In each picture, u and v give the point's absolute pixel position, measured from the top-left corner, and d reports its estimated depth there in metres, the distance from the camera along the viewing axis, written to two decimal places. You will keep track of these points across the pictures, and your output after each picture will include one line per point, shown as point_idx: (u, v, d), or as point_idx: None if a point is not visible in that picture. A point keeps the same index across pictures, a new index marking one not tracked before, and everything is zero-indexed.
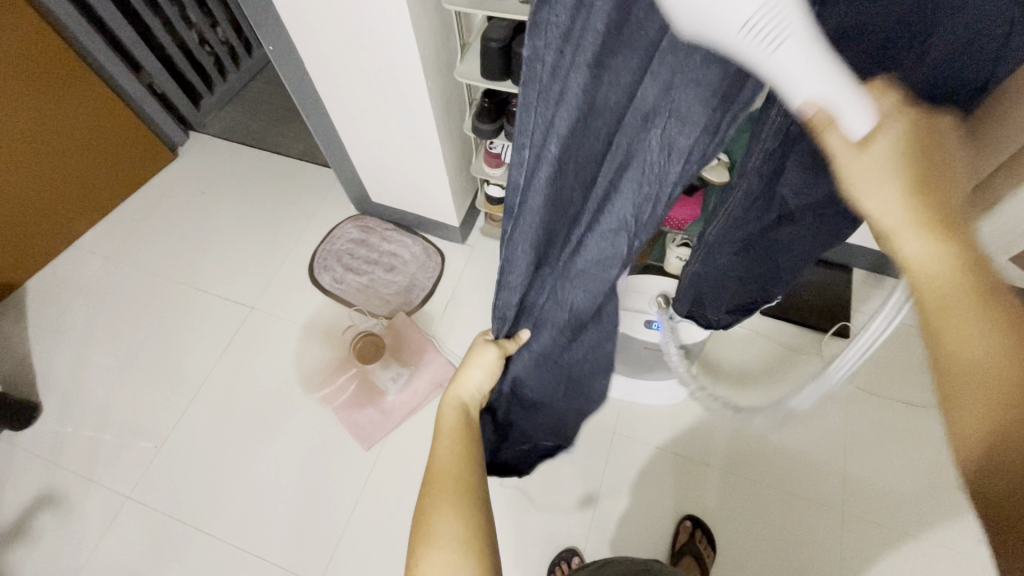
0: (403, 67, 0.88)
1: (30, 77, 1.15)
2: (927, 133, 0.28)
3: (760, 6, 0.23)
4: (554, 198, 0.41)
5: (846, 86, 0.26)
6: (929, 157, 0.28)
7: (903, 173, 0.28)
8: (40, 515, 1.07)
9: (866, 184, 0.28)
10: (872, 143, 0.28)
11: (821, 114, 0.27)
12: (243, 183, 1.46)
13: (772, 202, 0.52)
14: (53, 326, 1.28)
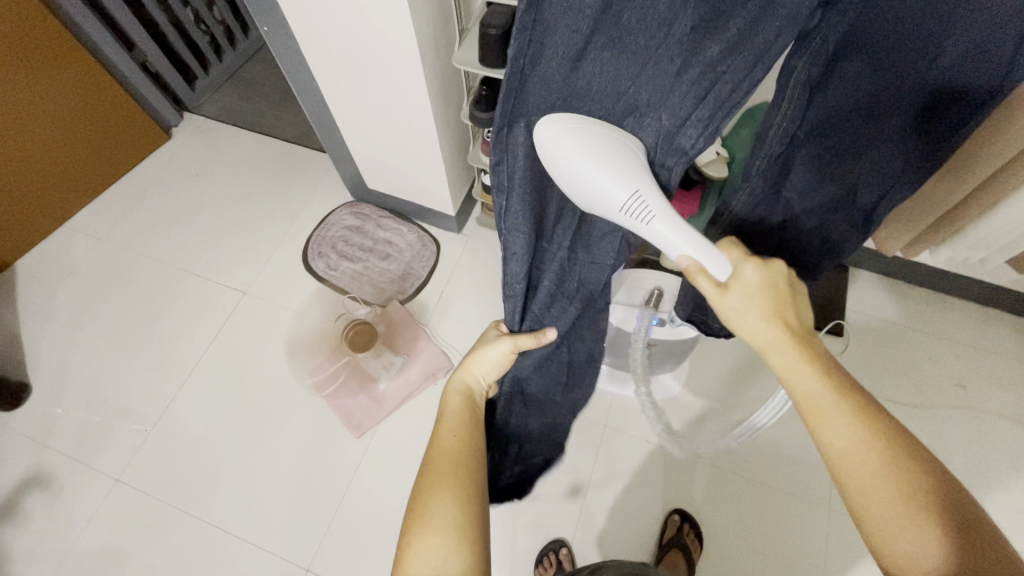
0: (400, 53, 0.86)
1: (23, 54, 1.13)
2: (767, 277, 0.46)
3: (626, 200, 0.43)
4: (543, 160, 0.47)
5: (703, 246, 0.45)
6: (775, 291, 0.45)
7: (762, 302, 0.45)
8: (27, 496, 1.06)
9: (736, 313, 0.46)
10: (729, 287, 0.46)
11: (693, 267, 0.46)
12: (237, 166, 1.44)
13: (778, 203, 0.59)
14: (41, 307, 1.26)
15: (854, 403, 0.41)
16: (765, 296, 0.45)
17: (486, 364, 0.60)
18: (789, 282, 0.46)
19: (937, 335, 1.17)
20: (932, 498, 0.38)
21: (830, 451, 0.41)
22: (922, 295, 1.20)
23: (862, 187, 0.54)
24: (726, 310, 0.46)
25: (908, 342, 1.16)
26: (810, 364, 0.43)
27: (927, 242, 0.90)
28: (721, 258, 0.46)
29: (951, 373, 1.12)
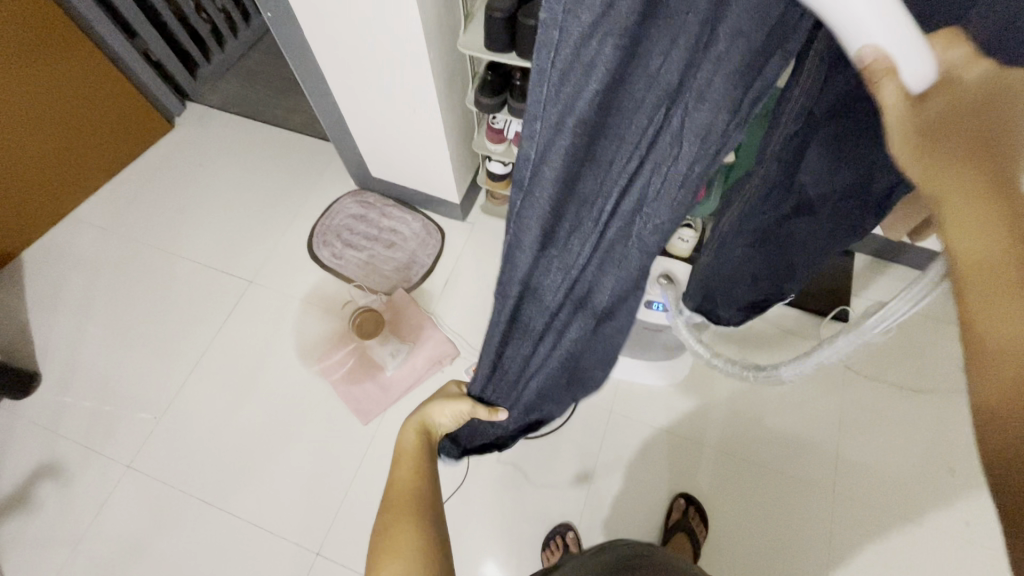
0: (405, 37, 0.86)
1: (22, 41, 1.12)
2: (1001, 102, 0.20)
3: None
4: (568, 164, 0.33)
5: (910, 39, 0.19)
6: (1013, 131, 0.20)
7: (966, 134, 0.20)
8: (39, 482, 1.08)
9: (925, 154, 0.21)
10: (931, 105, 0.20)
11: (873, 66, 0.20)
12: (242, 155, 1.44)
13: (790, 189, 0.50)
14: (50, 297, 1.27)
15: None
16: (988, 140, 0.20)
17: (444, 415, 0.65)
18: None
19: (941, 320, 1.17)
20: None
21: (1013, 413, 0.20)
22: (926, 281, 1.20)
23: (881, 172, 0.44)
24: (900, 149, 0.22)
25: (911, 328, 1.16)
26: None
27: None
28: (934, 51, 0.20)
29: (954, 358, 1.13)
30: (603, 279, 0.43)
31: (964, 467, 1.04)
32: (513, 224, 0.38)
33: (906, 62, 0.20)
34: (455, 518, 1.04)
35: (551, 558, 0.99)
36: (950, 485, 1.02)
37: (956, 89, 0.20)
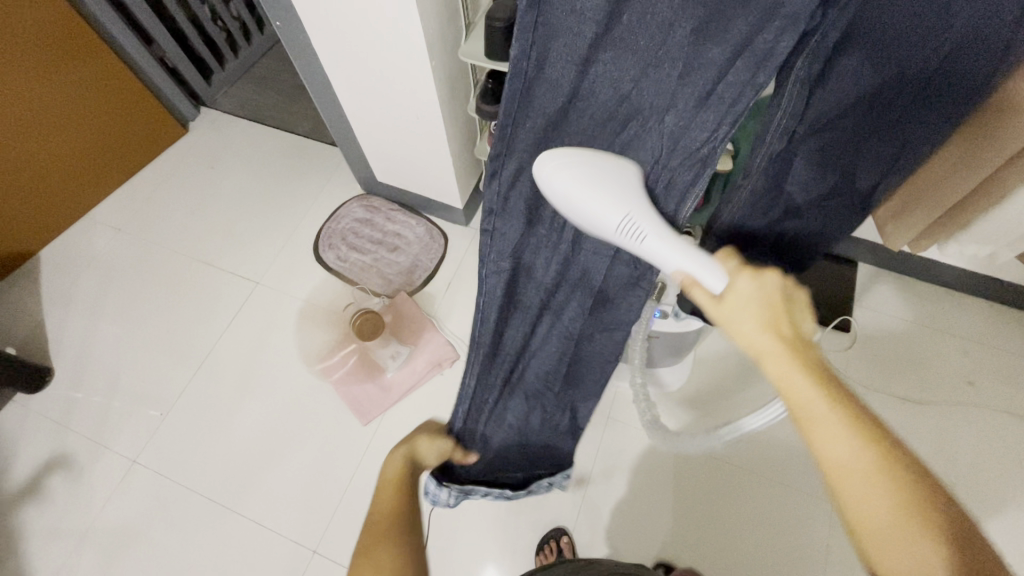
0: (407, 46, 0.88)
1: (43, 48, 1.17)
2: (763, 291, 0.41)
3: (620, 223, 0.43)
4: (542, 155, 0.47)
5: (695, 258, 0.44)
6: (770, 303, 0.41)
7: (757, 311, 0.41)
8: (47, 476, 1.11)
9: (733, 323, 0.42)
10: (724, 298, 0.42)
11: (685, 278, 0.44)
12: (252, 160, 1.47)
13: (779, 199, 0.59)
14: (64, 295, 1.31)
15: (848, 409, 0.37)
16: (760, 309, 0.41)
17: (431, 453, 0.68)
18: (784, 294, 0.42)
19: (945, 332, 1.16)
20: (926, 502, 0.35)
21: (827, 464, 0.37)
22: (929, 291, 1.19)
23: (862, 177, 0.56)
24: (720, 320, 0.43)
25: (916, 339, 1.15)
26: (806, 373, 0.38)
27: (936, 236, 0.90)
28: (715, 273, 0.43)
29: (961, 370, 1.11)
30: (589, 256, 0.53)
31: (967, 482, 1.02)
32: (500, 215, 0.49)
33: (701, 277, 0.44)
34: (452, 519, 1.05)
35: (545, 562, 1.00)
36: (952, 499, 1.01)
37: (738, 294, 0.42)
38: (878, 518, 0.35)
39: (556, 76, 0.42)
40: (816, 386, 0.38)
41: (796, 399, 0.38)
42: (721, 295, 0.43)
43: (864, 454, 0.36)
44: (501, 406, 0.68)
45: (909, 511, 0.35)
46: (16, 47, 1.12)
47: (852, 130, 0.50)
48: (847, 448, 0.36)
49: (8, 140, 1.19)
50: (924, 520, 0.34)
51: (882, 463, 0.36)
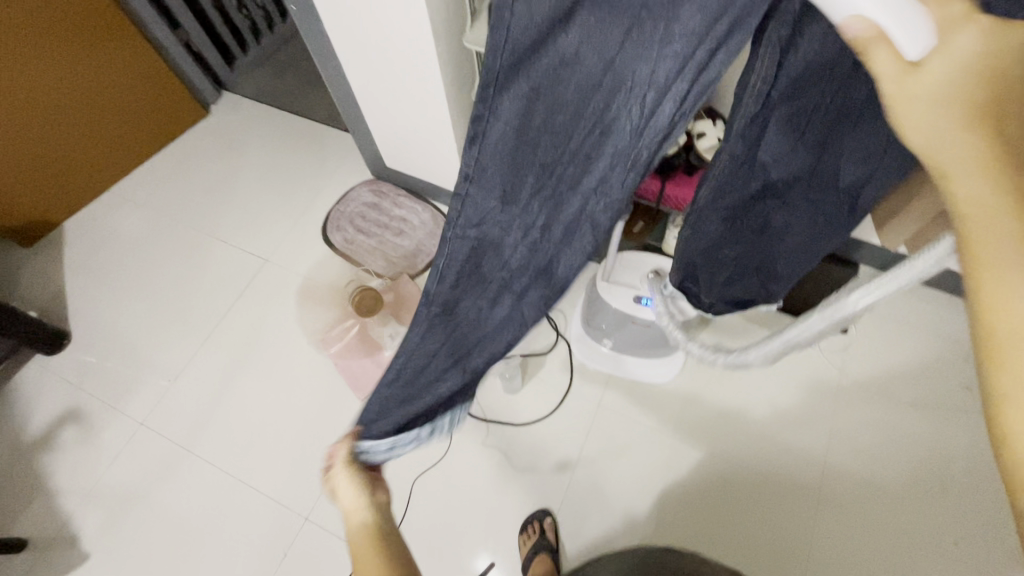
0: (415, 32, 0.91)
1: (74, 28, 1.23)
2: (984, 55, 0.24)
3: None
4: (521, 133, 0.39)
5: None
6: (982, 73, 0.24)
7: (957, 98, 0.24)
8: (59, 433, 1.16)
9: (915, 115, 0.25)
10: (925, 63, 0.24)
11: (866, 33, 0.23)
12: (268, 143, 1.52)
13: (755, 172, 0.52)
14: (85, 264, 1.37)
15: None
16: (962, 99, 0.25)
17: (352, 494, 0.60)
18: (999, 68, 0.24)
19: (943, 336, 1.15)
20: None
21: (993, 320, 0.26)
22: (928, 296, 1.19)
23: (843, 166, 0.51)
24: (889, 105, 0.26)
25: (914, 343, 1.15)
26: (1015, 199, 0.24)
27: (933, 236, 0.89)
28: (925, 25, 0.23)
29: (958, 377, 1.11)
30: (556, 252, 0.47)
31: (954, 484, 1.03)
32: (468, 199, 0.43)
33: (895, 23, 0.22)
34: (442, 497, 1.08)
35: (528, 542, 1.02)
36: (936, 501, 1.02)
37: (958, 44, 0.23)
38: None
39: (520, 32, 0.34)
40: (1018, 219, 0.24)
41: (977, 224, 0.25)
42: (922, 60, 0.24)
43: None
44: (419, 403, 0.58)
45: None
46: (44, 24, 1.18)
47: (820, 103, 0.43)
48: None
49: (37, 114, 1.26)
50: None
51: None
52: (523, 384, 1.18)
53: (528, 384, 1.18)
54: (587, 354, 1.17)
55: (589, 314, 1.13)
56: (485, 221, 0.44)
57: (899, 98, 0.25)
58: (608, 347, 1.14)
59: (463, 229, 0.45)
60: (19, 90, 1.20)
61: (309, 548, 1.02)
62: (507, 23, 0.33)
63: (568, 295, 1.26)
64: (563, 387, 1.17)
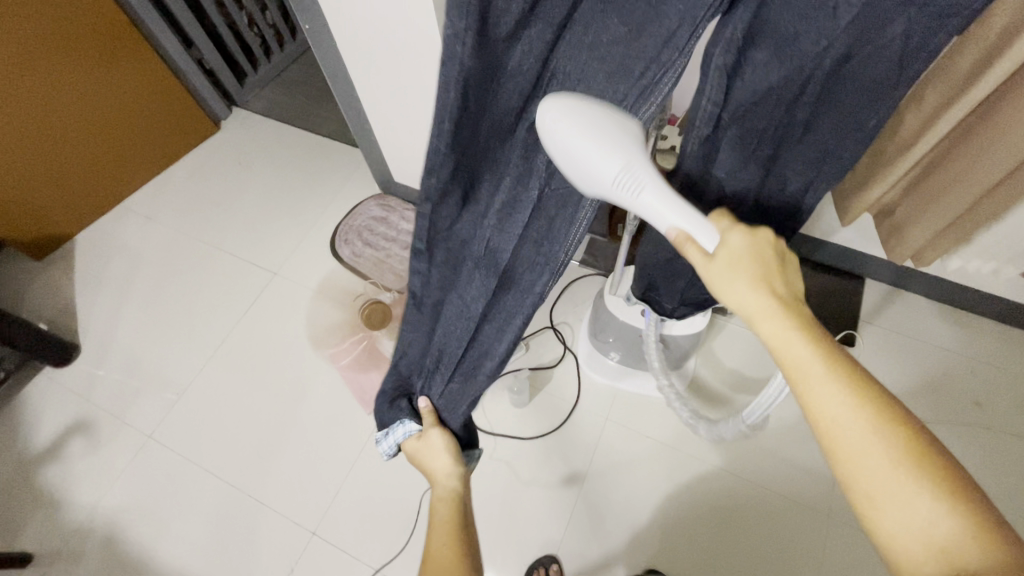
0: (427, 52, 0.93)
1: (89, 46, 1.27)
2: (755, 246, 0.44)
3: (618, 173, 0.43)
4: (481, 144, 0.52)
5: (690, 215, 0.45)
6: (761, 261, 0.43)
7: (745, 272, 0.42)
8: (65, 443, 1.16)
9: (725, 283, 0.43)
10: (715, 256, 0.44)
11: (680, 235, 0.45)
12: (276, 158, 1.54)
13: (709, 185, 0.59)
14: (94, 277, 1.38)
15: (851, 376, 0.37)
16: (750, 267, 0.43)
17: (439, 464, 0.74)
18: (777, 252, 0.44)
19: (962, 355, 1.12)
20: (922, 459, 0.35)
21: (815, 416, 0.38)
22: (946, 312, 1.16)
23: (789, 177, 0.57)
24: (712, 280, 0.44)
25: (922, 357, 1.12)
26: (791, 327, 0.40)
27: (938, 249, 0.90)
28: (709, 231, 0.45)
29: (967, 390, 1.08)
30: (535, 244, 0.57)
31: None
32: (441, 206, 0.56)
33: (694, 232, 0.45)
34: None
35: None
36: None
37: (731, 245, 0.44)
38: (877, 479, 0.35)
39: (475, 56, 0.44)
40: (809, 344, 0.39)
41: (780, 345, 0.40)
42: (713, 256, 0.44)
43: (863, 415, 0.36)
44: (462, 380, 0.69)
45: (906, 464, 0.35)
46: (59, 38, 1.20)
47: (768, 119, 0.50)
48: (846, 408, 0.36)
49: (49, 126, 1.27)
50: (927, 472, 0.34)
51: (876, 412, 0.36)
52: (530, 398, 1.18)
53: (537, 397, 1.18)
54: (589, 365, 1.18)
55: (596, 327, 1.13)
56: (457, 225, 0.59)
57: (710, 276, 0.44)
58: (614, 360, 1.14)
59: (452, 215, 0.58)
60: (34, 103, 1.22)
61: (316, 564, 1.01)
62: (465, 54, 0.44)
63: (574, 309, 1.27)
64: (571, 400, 1.17)
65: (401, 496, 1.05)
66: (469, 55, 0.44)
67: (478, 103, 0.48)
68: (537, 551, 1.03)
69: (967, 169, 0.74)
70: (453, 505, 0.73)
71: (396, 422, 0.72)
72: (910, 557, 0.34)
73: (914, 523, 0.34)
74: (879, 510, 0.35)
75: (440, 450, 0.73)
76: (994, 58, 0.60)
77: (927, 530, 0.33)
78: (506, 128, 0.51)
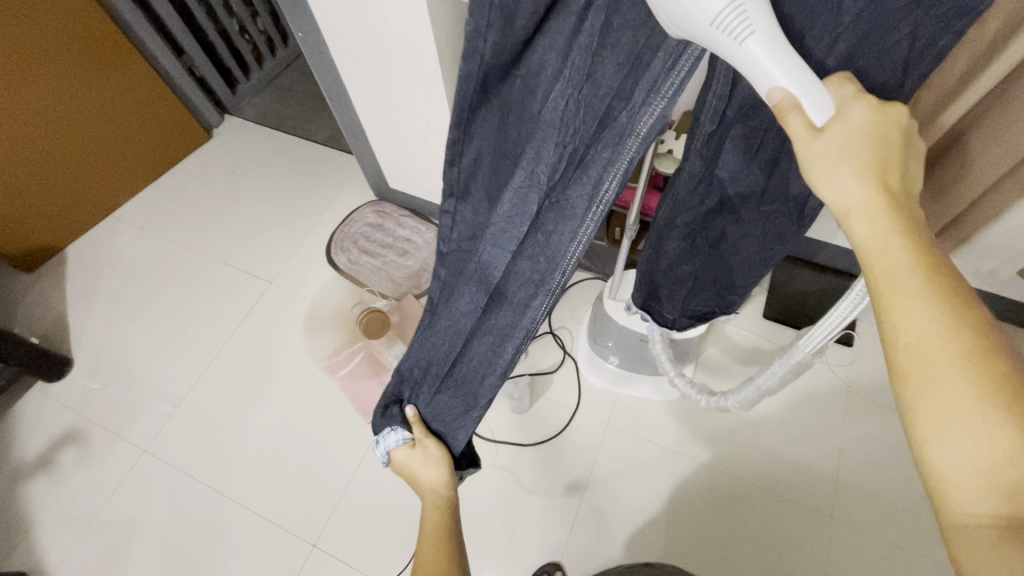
0: (422, 59, 0.93)
1: (78, 54, 1.25)
2: (880, 122, 0.35)
3: (724, 7, 0.33)
4: (493, 154, 0.52)
5: (803, 76, 0.35)
6: (880, 145, 0.35)
7: (856, 158, 0.35)
8: (60, 458, 1.15)
9: (825, 166, 0.35)
10: (826, 129, 0.35)
11: (784, 101, 0.35)
12: (270, 165, 1.53)
13: (713, 185, 0.59)
14: (87, 289, 1.37)
15: (951, 292, 0.32)
16: (866, 152, 0.35)
17: (428, 472, 0.74)
18: (903, 135, 0.36)
19: None
20: (1017, 390, 0.30)
21: (897, 329, 0.33)
22: None
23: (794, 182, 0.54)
24: (810, 163, 0.36)
25: None
26: (906, 230, 0.33)
27: None
28: (824, 99, 0.36)
29: None
30: (531, 261, 0.60)
31: None
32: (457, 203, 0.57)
33: (805, 100, 0.35)
34: None
35: None
36: None
37: (850, 119, 0.35)
38: (946, 402, 0.31)
39: (493, 57, 0.44)
40: (909, 249, 0.33)
41: (878, 249, 0.33)
42: (823, 129, 0.35)
43: (954, 335, 0.31)
44: (452, 395, 0.73)
45: (999, 397, 0.30)
46: (46, 46, 1.18)
47: None
48: (932, 325, 0.31)
49: (38, 137, 1.25)
50: (1021, 408, 0.30)
51: (971, 336, 0.31)
52: (530, 404, 1.17)
53: (537, 403, 1.18)
54: (590, 370, 1.17)
55: (594, 332, 1.13)
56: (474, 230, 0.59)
57: (809, 155, 0.36)
58: (614, 363, 1.14)
59: (468, 220, 0.58)
60: (22, 114, 1.20)
61: None
62: (483, 53, 0.44)
63: (573, 314, 1.26)
64: (572, 405, 1.16)
65: (402, 505, 1.04)
66: (490, 52, 0.43)
67: (497, 96, 0.48)
68: (540, 558, 1.02)
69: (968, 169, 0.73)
70: (442, 513, 0.73)
71: (388, 430, 0.74)
72: (962, 489, 0.31)
73: (988, 458, 0.30)
74: (950, 441, 0.31)
75: (434, 458, 0.74)
76: (993, 58, 0.59)
77: (1002, 464, 0.29)
78: (524, 134, 0.50)
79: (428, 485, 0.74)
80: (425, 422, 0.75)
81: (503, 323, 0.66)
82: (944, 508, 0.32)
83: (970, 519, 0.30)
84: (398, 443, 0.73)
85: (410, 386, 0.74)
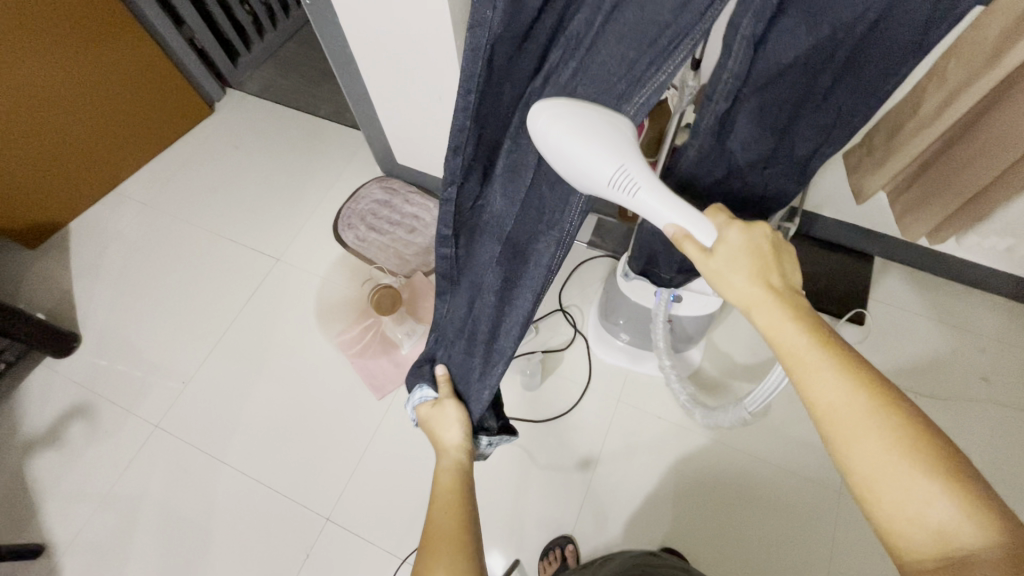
0: (434, 31, 0.90)
1: (78, 21, 1.21)
2: (752, 241, 0.47)
3: (612, 173, 0.48)
4: (495, 116, 0.53)
5: (685, 211, 0.49)
6: (759, 256, 0.47)
7: (750, 266, 0.46)
8: (71, 433, 1.15)
9: (726, 274, 0.47)
10: (715, 251, 0.48)
11: (678, 233, 0.49)
12: (273, 140, 1.50)
13: (722, 159, 0.59)
14: (92, 265, 1.35)
15: (843, 362, 0.40)
16: (750, 258, 0.47)
17: (452, 433, 0.71)
18: (771, 244, 0.47)
19: (970, 332, 1.12)
20: (918, 440, 0.37)
21: (815, 402, 0.41)
22: (956, 289, 1.16)
23: (797, 145, 0.57)
24: (713, 272, 0.48)
25: (930, 334, 1.12)
26: (790, 317, 0.43)
27: (958, 222, 0.88)
28: (706, 225, 0.49)
29: (975, 367, 1.08)
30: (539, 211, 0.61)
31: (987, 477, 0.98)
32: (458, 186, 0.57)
33: (691, 229, 0.49)
34: None
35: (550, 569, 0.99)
36: None
37: (738, 242, 0.47)
38: (872, 461, 0.37)
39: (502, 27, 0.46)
40: (804, 331, 0.42)
41: (780, 338, 0.43)
42: (714, 251, 0.48)
43: (857, 402, 0.39)
44: (474, 355, 0.71)
45: (909, 451, 0.37)
46: (42, 11, 1.14)
47: (792, 87, 0.50)
48: (835, 393, 0.40)
49: (32, 107, 1.21)
50: (930, 459, 0.36)
51: (871, 399, 0.39)
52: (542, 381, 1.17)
53: (548, 379, 1.18)
54: (599, 344, 1.18)
55: (606, 309, 1.13)
56: (477, 202, 0.60)
57: (714, 270, 0.48)
58: (623, 341, 1.14)
59: (471, 197, 0.59)
60: (15, 80, 1.15)
61: (331, 548, 1.01)
62: (492, 23, 0.45)
63: (582, 292, 1.26)
64: (581, 383, 1.17)
65: (415, 481, 1.05)
66: (499, 20, 0.45)
67: (501, 68, 0.49)
68: (553, 531, 1.04)
69: (990, 146, 0.72)
70: (459, 475, 0.67)
71: (416, 387, 0.74)
72: (907, 536, 0.36)
73: (912, 504, 0.36)
74: (880, 493, 0.37)
75: (454, 420, 0.72)
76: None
77: (923, 502, 0.36)
78: (520, 94, 0.53)
79: (449, 454, 0.70)
80: (451, 384, 0.74)
81: (511, 279, 0.65)
82: (901, 556, 0.37)
83: (916, 555, 0.36)
84: (422, 400, 0.74)
85: (438, 347, 0.73)
